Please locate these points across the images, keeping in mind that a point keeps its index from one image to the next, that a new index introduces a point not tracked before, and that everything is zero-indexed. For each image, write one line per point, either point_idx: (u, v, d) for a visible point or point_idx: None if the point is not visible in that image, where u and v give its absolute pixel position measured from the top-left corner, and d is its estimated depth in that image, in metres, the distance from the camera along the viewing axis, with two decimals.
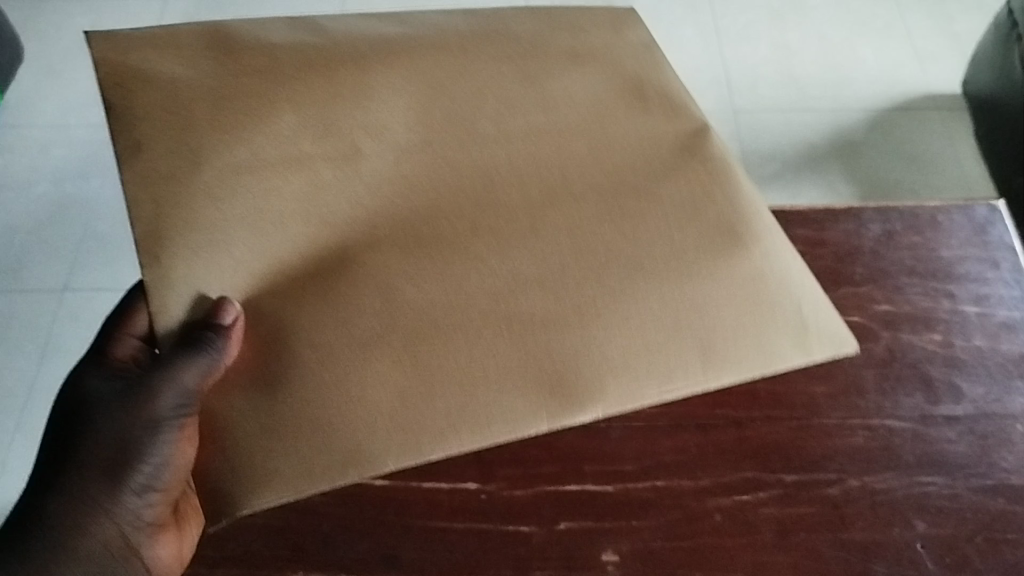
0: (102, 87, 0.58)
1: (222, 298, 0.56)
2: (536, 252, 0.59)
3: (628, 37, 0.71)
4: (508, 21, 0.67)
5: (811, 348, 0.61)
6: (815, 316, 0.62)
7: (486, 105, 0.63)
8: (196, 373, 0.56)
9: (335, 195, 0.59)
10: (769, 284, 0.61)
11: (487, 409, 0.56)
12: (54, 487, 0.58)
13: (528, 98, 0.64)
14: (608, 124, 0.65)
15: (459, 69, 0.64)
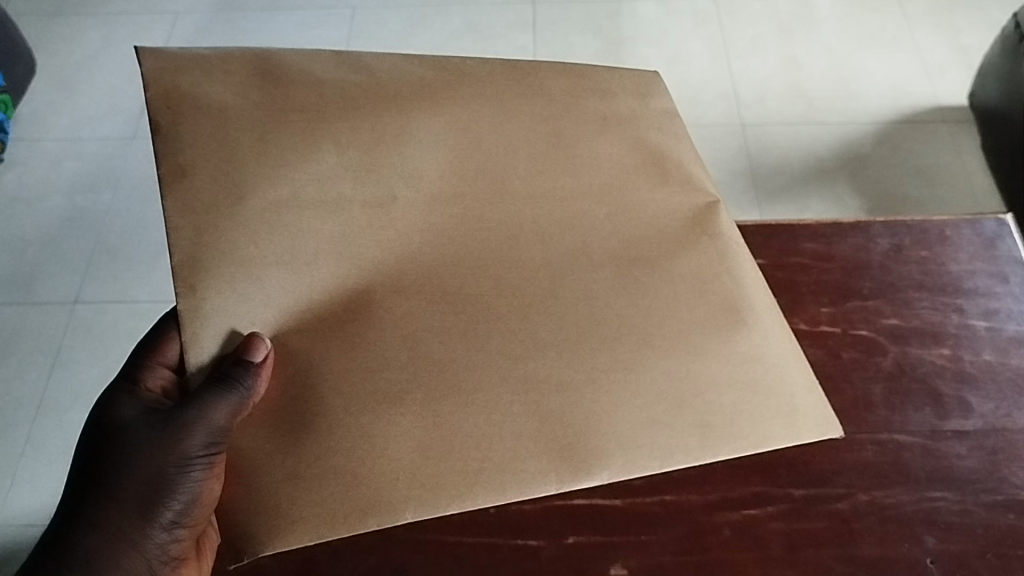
0: (151, 109, 0.53)
1: (254, 334, 0.53)
2: (553, 315, 0.57)
3: (651, 105, 0.67)
4: (542, 74, 0.64)
5: (802, 430, 0.57)
6: (809, 397, 0.58)
7: (520, 159, 0.61)
8: (227, 410, 0.53)
9: (368, 242, 0.56)
10: (769, 366, 0.58)
11: (497, 474, 0.54)
12: (82, 521, 0.56)
13: (555, 157, 0.62)
14: (626, 188, 0.62)
15: (495, 120, 0.61)
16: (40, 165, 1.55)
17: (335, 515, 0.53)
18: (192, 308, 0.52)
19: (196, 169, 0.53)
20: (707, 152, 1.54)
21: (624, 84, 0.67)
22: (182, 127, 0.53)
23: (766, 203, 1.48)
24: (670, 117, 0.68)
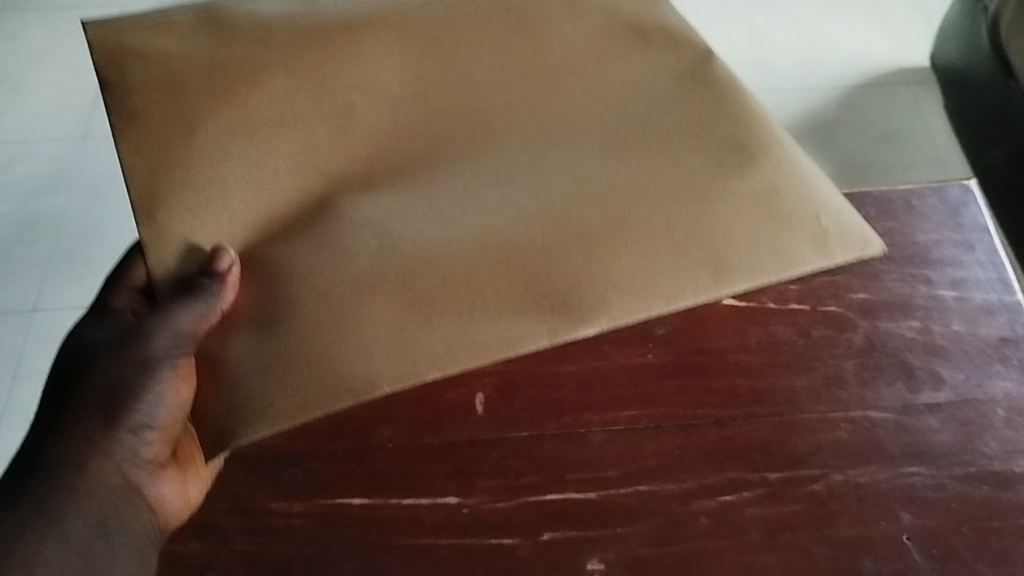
0: (101, 67, 0.69)
1: (216, 248, 0.67)
2: (538, 193, 0.72)
3: (585, 11, 0.79)
4: (461, 4, 0.77)
5: (832, 251, 0.73)
6: (837, 220, 0.74)
7: (452, 69, 0.75)
8: (192, 315, 0.65)
9: (328, 150, 0.71)
10: (787, 198, 0.73)
11: (490, 334, 0.67)
12: (55, 429, 0.66)
13: (492, 61, 0.76)
14: (607, 67, 0.78)
15: (426, 47, 0.75)
16: None
17: (306, 400, 0.64)
18: (158, 231, 0.67)
19: (150, 110, 0.68)
20: None
21: (554, 4, 0.79)
22: (130, 80, 0.69)
23: None
24: (610, 19, 0.80)
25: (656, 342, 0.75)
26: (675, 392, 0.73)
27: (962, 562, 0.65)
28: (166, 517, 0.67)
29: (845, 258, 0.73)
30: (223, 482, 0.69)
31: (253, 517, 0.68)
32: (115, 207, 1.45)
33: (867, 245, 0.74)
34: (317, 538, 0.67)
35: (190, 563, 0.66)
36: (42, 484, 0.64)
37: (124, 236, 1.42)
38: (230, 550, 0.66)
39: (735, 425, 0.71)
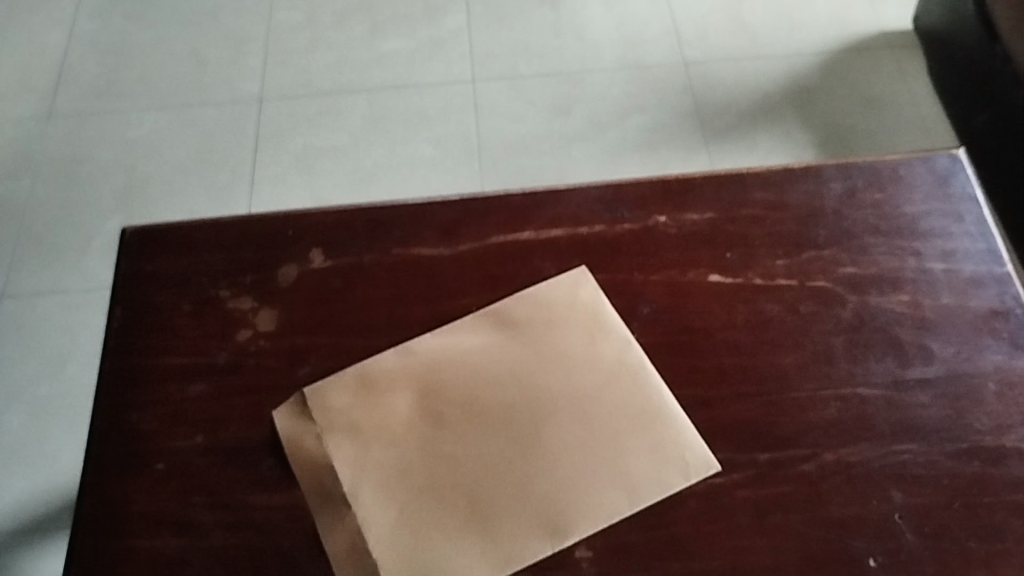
0: (131, 247, 0.80)
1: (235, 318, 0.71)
2: (507, 321, 0.74)
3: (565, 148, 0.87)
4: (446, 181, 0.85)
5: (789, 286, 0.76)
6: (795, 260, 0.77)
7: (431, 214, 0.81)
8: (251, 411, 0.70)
9: (312, 302, 0.75)
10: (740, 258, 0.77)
11: (464, 451, 0.67)
12: (122, 499, 0.67)
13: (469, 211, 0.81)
14: (574, 188, 0.82)
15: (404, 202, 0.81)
16: None
17: (319, 500, 0.66)
18: (169, 330, 0.75)
19: (164, 264, 0.79)
20: (649, 96, 1.50)
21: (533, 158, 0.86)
22: (153, 241, 0.80)
23: (714, 144, 1.44)
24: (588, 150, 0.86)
25: (641, 322, 0.74)
26: (661, 376, 0.71)
27: (955, 540, 0.64)
28: (144, 515, 0.66)
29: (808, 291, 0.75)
30: (202, 477, 0.67)
31: (231, 511, 0.66)
32: (84, 188, 1.42)
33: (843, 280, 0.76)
34: (295, 531, 0.65)
35: (166, 560, 0.64)
36: (108, 551, 0.65)
37: (94, 218, 1.39)
38: (207, 546, 0.65)
39: (722, 405, 0.69)
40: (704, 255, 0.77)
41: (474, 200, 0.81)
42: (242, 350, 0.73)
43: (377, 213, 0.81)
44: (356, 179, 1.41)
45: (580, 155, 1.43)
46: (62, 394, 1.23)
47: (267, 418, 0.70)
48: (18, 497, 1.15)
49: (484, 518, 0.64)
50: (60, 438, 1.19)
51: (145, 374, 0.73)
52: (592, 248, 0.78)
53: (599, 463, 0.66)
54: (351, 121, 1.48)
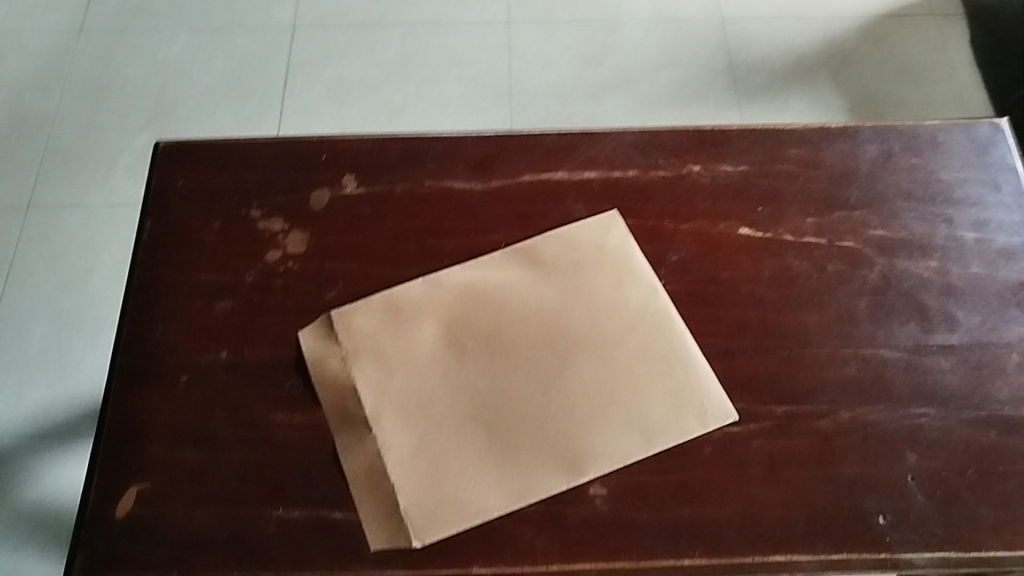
0: (164, 162, 0.80)
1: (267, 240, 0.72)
2: (534, 259, 0.74)
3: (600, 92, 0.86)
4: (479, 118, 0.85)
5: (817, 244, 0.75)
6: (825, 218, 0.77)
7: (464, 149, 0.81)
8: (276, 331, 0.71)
9: (343, 229, 0.76)
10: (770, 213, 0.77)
11: (487, 382, 0.68)
12: (143, 408, 0.68)
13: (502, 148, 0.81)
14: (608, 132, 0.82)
15: (438, 136, 0.82)
16: None
17: (340, 421, 0.67)
18: (198, 247, 0.75)
19: (196, 180, 0.79)
20: (683, 50, 1.48)
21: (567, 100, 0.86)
22: (186, 157, 0.80)
23: (746, 102, 1.43)
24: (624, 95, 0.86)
25: (668, 270, 0.74)
26: (685, 323, 0.71)
27: (965, 505, 0.64)
28: (167, 424, 0.67)
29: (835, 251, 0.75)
30: (226, 391, 0.68)
31: (253, 426, 0.67)
32: (112, 105, 1.42)
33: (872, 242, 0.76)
34: (315, 451, 0.66)
35: (187, 470, 0.65)
36: (126, 457, 0.66)
37: (121, 135, 1.39)
38: (228, 458, 0.66)
39: (744, 356, 0.70)
40: (735, 208, 0.77)
41: (509, 138, 0.81)
42: (271, 271, 0.74)
43: (411, 145, 0.81)
44: (384, 113, 1.40)
45: (611, 105, 1.42)
46: (83, 307, 1.24)
47: (292, 339, 0.71)
48: (36, 404, 1.17)
49: (503, 450, 0.65)
50: (79, 350, 1.21)
51: (174, 287, 0.73)
52: (624, 193, 0.78)
53: (618, 404, 0.67)
54: (382, 55, 1.47)
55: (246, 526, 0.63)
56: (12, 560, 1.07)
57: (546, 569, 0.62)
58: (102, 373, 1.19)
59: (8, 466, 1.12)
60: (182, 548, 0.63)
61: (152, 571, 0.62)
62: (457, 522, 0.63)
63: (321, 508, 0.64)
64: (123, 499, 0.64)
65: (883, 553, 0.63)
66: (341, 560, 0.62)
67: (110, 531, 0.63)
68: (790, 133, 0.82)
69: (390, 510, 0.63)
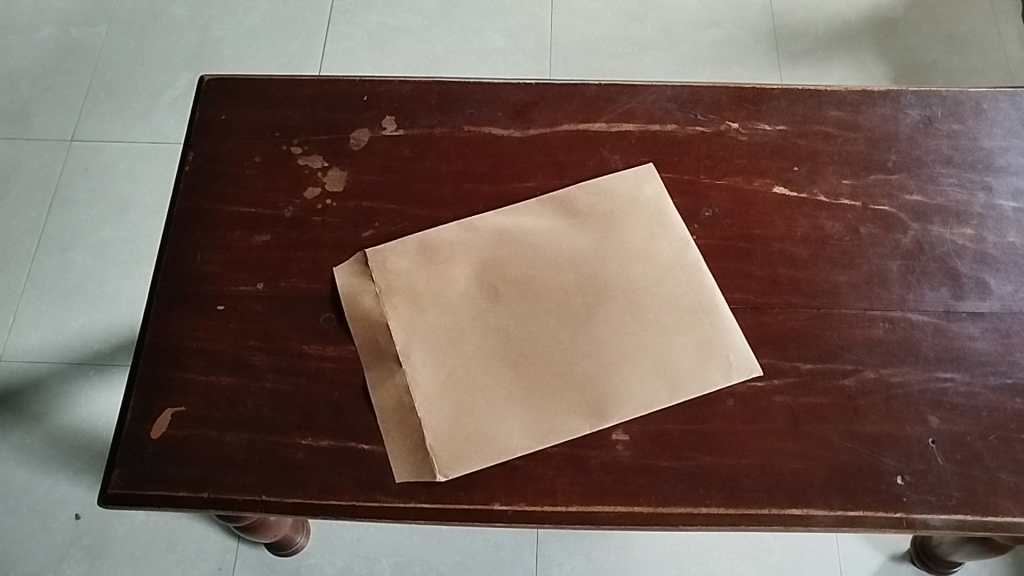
0: (208, 97, 0.81)
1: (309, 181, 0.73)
2: (568, 207, 0.75)
3: None
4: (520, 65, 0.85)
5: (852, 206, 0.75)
6: (861, 181, 0.77)
7: (504, 96, 0.81)
8: (311, 265, 0.72)
9: (381, 170, 0.77)
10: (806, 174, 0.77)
11: (516, 324, 0.69)
12: (179, 333, 0.70)
13: (542, 96, 0.81)
14: (648, 85, 0.81)
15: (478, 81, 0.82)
16: None
17: (370, 357, 0.68)
18: (240, 181, 0.77)
19: (239, 115, 0.80)
20: (727, 11, 1.46)
21: None
22: (230, 93, 0.81)
23: (788, 66, 1.41)
24: None
25: (700, 224, 0.74)
26: (715, 277, 0.72)
27: (985, 470, 0.65)
28: (202, 351, 0.69)
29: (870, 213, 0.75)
30: (260, 321, 0.70)
31: (286, 356, 0.68)
32: (156, 43, 1.43)
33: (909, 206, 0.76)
34: (346, 383, 0.67)
35: (221, 395, 0.67)
36: (161, 380, 0.68)
37: (164, 73, 1.40)
38: (261, 386, 0.67)
39: (772, 312, 0.70)
40: (771, 166, 0.77)
41: (549, 86, 0.81)
42: (309, 208, 0.75)
43: (452, 89, 0.81)
44: (424, 62, 1.41)
45: (651, 64, 1.41)
46: (122, 241, 1.26)
47: (327, 274, 0.72)
48: (74, 332, 1.19)
49: (529, 392, 0.66)
50: (117, 282, 1.23)
51: (213, 219, 0.75)
52: (661, 146, 0.78)
53: (645, 352, 0.68)
54: (425, 4, 1.46)
55: (276, 453, 0.65)
56: (48, 481, 1.11)
57: (566, 509, 0.63)
58: (138, 305, 1.22)
59: (45, 390, 1.16)
60: (214, 470, 0.65)
61: (184, 491, 0.64)
62: (482, 458, 0.64)
63: (349, 439, 0.65)
64: (158, 421, 0.67)
65: (899, 512, 0.63)
66: (368, 490, 0.64)
67: (145, 450, 0.66)
68: (831, 94, 0.81)
69: (416, 445, 0.65)
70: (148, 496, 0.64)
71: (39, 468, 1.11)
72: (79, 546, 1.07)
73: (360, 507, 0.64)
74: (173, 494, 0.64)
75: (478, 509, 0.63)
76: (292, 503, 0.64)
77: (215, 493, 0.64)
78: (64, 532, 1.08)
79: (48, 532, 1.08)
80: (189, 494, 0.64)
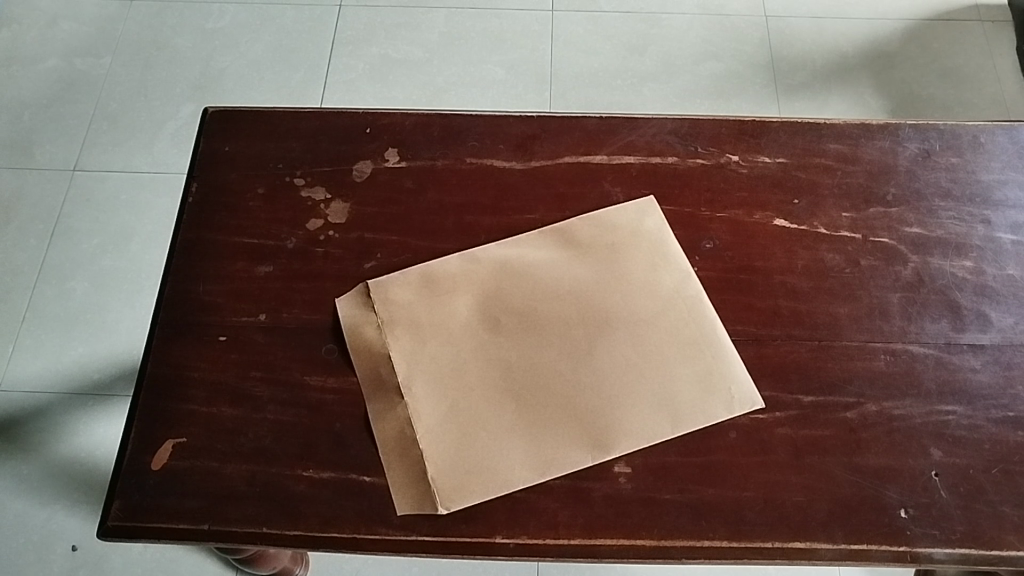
0: (213, 128, 0.82)
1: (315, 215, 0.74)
2: (570, 238, 0.75)
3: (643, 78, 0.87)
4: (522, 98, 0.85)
5: (852, 238, 0.76)
6: (861, 213, 0.77)
7: (506, 129, 0.82)
8: (313, 296, 0.73)
9: (384, 202, 0.77)
10: (806, 207, 0.77)
11: (518, 357, 0.69)
12: (180, 364, 0.70)
13: (543, 129, 0.82)
14: (649, 118, 0.82)
15: (480, 115, 0.82)
16: (36, 24, 1.49)
17: (372, 389, 0.68)
18: (243, 212, 0.77)
19: (241, 147, 0.81)
20: (725, 45, 1.47)
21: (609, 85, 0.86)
22: (234, 125, 0.82)
23: (786, 98, 1.42)
24: None
25: (702, 256, 0.74)
26: (716, 309, 0.72)
27: (988, 503, 0.65)
28: (204, 381, 0.69)
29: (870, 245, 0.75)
30: (262, 352, 0.70)
31: (287, 387, 0.68)
32: (160, 74, 1.44)
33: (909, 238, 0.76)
34: (347, 415, 0.67)
35: (222, 426, 0.67)
36: (162, 410, 0.68)
37: (167, 104, 1.41)
38: (262, 418, 0.67)
39: (774, 344, 0.70)
40: (771, 198, 0.78)
41: (551, 119, 0.82)
42: (312, 239, 0.75)
43: (454, 122, 0.82)
44: (426, 93, 1.42)
45: (650, 95, 1.42)
46: (123, 269, 1.27)
47: (330, 305, 0.72)
48: (74, 361, 1.19)
49: (531, 424, 0.66)
50: (117, 311, 1.24)
51: (216, 249, 0.75)
52: (662, 178, 0.79)
53: (646, 384, 0.68)
54: (426, 36, 1.48)
55: (278, 485, 0.65)
56: (46, 511, 1.10)
57: (568, 541, 0.63)
58: (138, 334, 1.22)
59: (44, 420, 1.15)
60: (215, 502, 0.64)
61: (185, 522, 0.64)
62: (483, 491, 0.64)
63: (351, 471, 0.65)
64: (159, 452, 0.66)
65: (903, 545, 0.63)
66: (369, 522, 0.64)
67: (146, 481, 0.65)
68: (829, 128, 0.82)
69: (418, 477, 0.65)
70: (148, 528, 0.64)
71: (37, 499, 1.11)
72: None
73: (362, 539, 0.63)
74: (174, 526, 0.64)
75: (480, 542, 0.63)
76: (293, 535, 0.63)
77: (216, 525, 0.64)
78: (61, 563, 1.07)
79: (45, 563, 1.07)
80: (190, 527, 0.64)
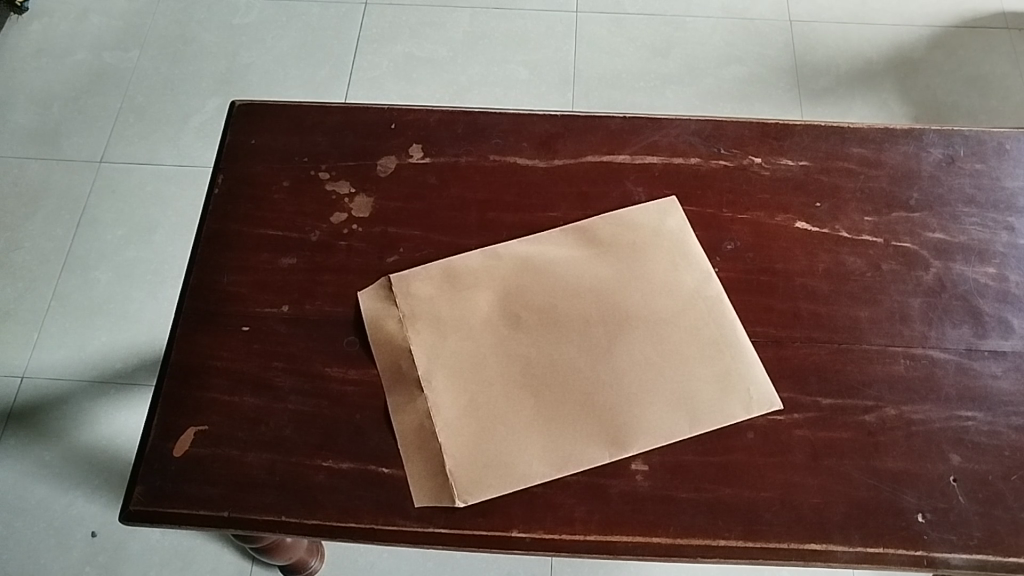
0: (240, 122, 0.83)
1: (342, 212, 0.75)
2: (590, 238, 0.75)
3: None
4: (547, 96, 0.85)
5: (872, 242, 0.76)
6: (884, 218, 0.77)
7: (531, 127, 0.82)
8: (335, 289, 0.73)
9: (406, 199, 0.78)
10: (827, 211, 0.77)
11: (537, 354, 0.69)
12: (202, 353, 0.71)
13: (569, 128, 0.82)
14: (672, 120, 0.82)
15: (505, 113, 0.83)
16: (66, 18, 1.51)
17: (392, 383, 0.69)
18: (268, 204, 0.78)
19: (267, 141, 0.81)
20: (748, 49, 1.47)
21: None
22: (260, 119, 0.83)
23: (809, 102, 1.42)
24: None
25: (723, 257, 0.74)
26: (736, 310, 0.72)
27: (1007, 510, 0.65)
28: (226, 370, 0.70)
29: (893, 248, 0.75)
30: (285, 342, 0.71)
31: (308, 378, 0.69)
32: (187, 68, 1.45)
33: (933, 243, 0.76)
34: (366, 407, 0.68)
35: (243, 415, 0.68)
36: (183, 399, 0.69)
37: (194, 98, 1.43)
38: (283, 407, 0.68)
39: (793, 346, 0.70)
40: (793, 201, 0.78)
41: (574, 118, 0.82)
42: (335, 232, 0.76)
43: (478, 119, 0.82)
44: (449, 92, 1.42)
45: (672, 98, 1.42)
46: (146, 261, 1.28)
47: (352, 298, 0.73)
48: (97, 350, 1.21)
49: (548, 420, 0.67)
50: (140, 301, 1.25)
51: (241, 241, 0.76)
52: (684, 179, 0.79)
53: (664, 384, 0.68)
54: (450, 36, 1.48)
55: (297, 474, 0.66)
56: (65, 498, 1.11)
57: (584, 537, 0.63)
58: (160, 325, 1.23)
59: (66, 408, 1.17)
60: (235, 490, 0.65)
61: (205, 509, 0.65)
62: (501, 485, 0.64)
63: (368, 463, 0.66)
64: (180, 438, 0.67)
65: (919, 550, 0.63)
66: (387, 514, 0.64)
67: (167, 467, 0.66)
68: (852, 132, 0.82)
69: (435, 469, 0.65)
70: (169, 514, 0.65)
71: (57, 485, 1.12)
72: (94, 564, 1.07)
73: (379, 530, 0.64)
74: (194, 512, 0.65)
75: (497, 536, 0.63)
76: (312, 524, 0.64)
77: (235, 513, 0.64)
78: (79, 548, 1.08)
79: (64, 548, 1.08)
80: (211, 513, 0.65)
